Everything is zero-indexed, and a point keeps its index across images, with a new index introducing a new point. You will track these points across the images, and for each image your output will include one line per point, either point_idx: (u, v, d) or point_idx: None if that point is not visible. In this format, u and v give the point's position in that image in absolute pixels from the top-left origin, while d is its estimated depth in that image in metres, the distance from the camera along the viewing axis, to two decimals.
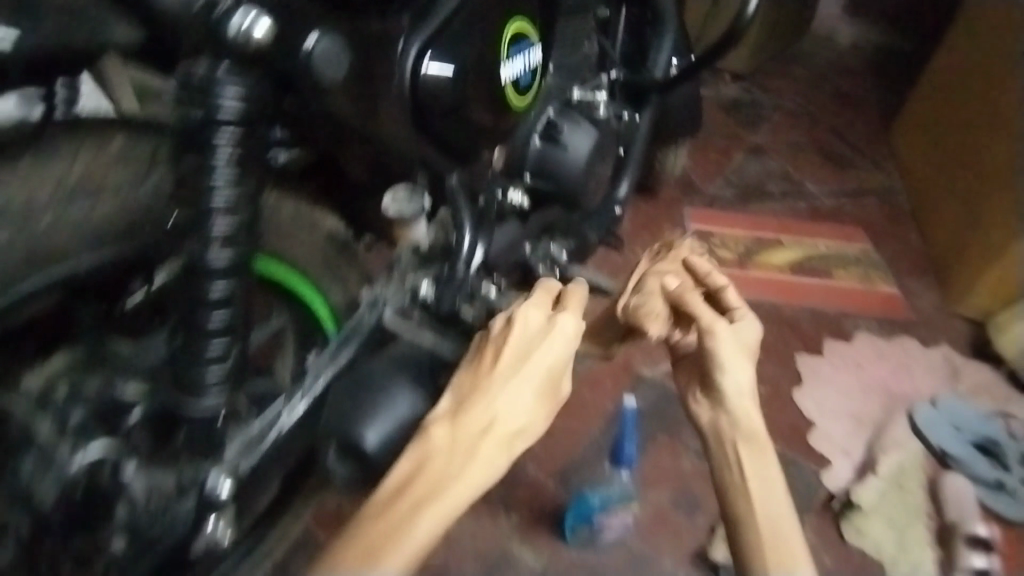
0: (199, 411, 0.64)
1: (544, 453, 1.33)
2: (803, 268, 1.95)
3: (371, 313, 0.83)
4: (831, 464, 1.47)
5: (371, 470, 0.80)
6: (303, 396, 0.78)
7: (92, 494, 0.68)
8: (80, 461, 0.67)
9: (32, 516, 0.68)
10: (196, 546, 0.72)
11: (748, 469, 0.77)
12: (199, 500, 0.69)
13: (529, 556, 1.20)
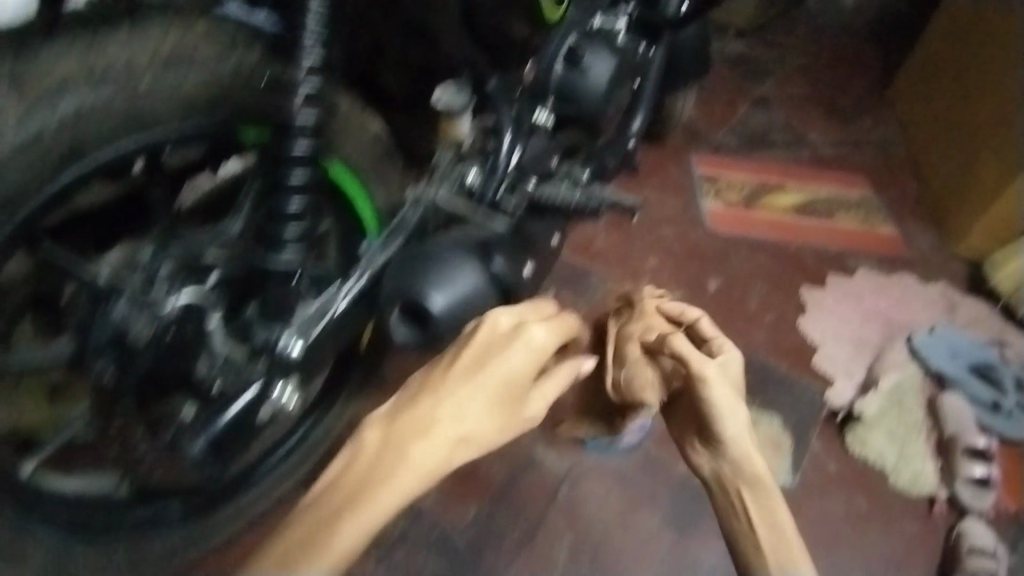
0: (278, 269, 0.73)
1: None
2: (807, 210, 2.00)
3: (414, 211, 0.89)
4: (834, 383, 1.53)
5: (434, 335, 0.79)
6: (354, 279, 0.83)
7: (181, 340, 0.72)
8: (173, 304, 0.71)
9: (120, 357, 0.71)
10: (263, 412, 0.76)
11: (754, 515, 0.79)
12: (272, 359, 0.75)
13: (552, 462, 1.25)
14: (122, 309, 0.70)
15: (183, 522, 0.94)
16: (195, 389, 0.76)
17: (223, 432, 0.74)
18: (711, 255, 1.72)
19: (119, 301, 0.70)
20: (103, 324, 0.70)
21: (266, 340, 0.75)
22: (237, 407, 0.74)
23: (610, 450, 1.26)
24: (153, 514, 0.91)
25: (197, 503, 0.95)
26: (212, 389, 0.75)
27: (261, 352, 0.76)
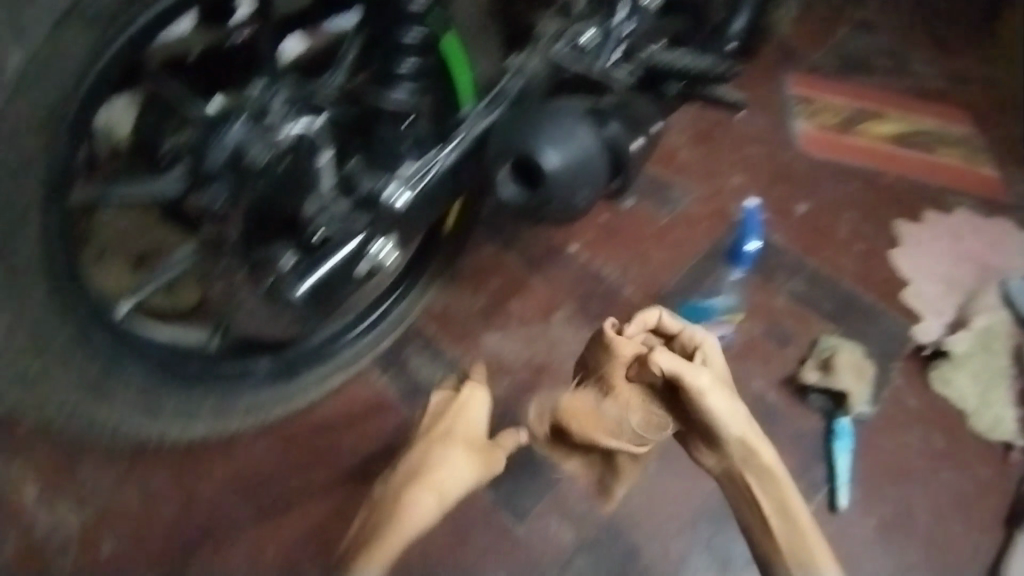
0: (388, 106, 0.80)
1: (641, 277, 1.34)
2: (905, 141, 1.67)
3: (516, 80, 0.83)
4: (921, 319, 1.40)
5: (541, 197, 0.76)
6: (453, 144, 0.79)
7: (293, 171, 0.74)
8: (289, 135, 0.72)
9: (233, 183, 0.71)
10: (361, 267, 0.80)
11: (767, 501, 0.85)
12: (377, 207, 0.76)
13: None
14: (238, 133, 0.70)
15: (265, 384, 0.93)
16: (294, 235, 0.77)
17: (322, 281, 0.77)
18: (800, 176, 1.54)
19: (236, 123, 0.70)
20: (218, 148, 0.70)
21: (372, 185, 0.78)
22: (336, 258, 0.77)
23: None
24: (235, 373, 0.89)
25: (282, 362, 0.94)
26: (314, 237, 0.76)
27: (365, 199, 0.77)
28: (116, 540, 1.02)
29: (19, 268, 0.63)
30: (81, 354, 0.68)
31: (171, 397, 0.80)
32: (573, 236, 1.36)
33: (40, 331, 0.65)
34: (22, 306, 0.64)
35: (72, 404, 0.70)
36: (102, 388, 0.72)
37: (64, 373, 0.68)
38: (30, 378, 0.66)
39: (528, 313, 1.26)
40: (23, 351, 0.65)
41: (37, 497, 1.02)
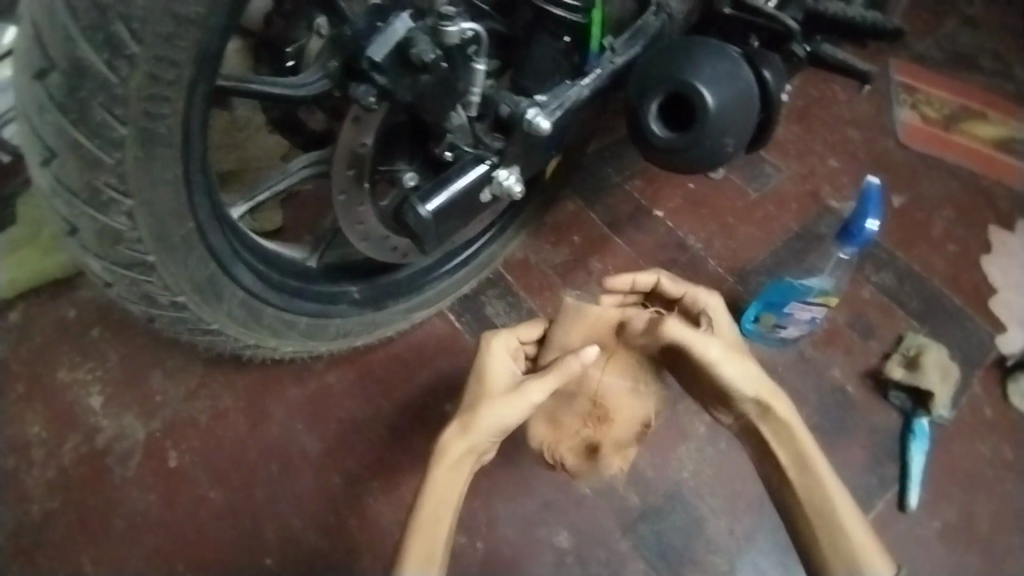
0: (552, 18, 0.79)
1: (726, 251, 1.28)
2: (1009, 147, 1.55)
3: (656, 19, 0.92)
4: (1008, 329, 1.30)
5: (694, 137, 0.87)
6: (592, 73, 0.86)
7: (449, 78, 0.70)
8: (460, 34, 0.67)
9: (394, 79, 0.67)
10: (484, 195, 0.81)
11: (787, 457, 0.78)
12: (526, 129, 0.76)
13: None
14: (404, 23, 0.65)
15: (360, 309, 0.90)
16: (423, 151, 0.80)
17: (450, 203, 0.77)
18: (896, 169, 1.47)
19: (404, 14, 0.66)
20: (386, 38, 0.65)
21: (513, 107, 0.77)
22: (464, 181, 0.78)
23: (769, 339, 1.19)
24: (332, 291, 0.86)
25: (374, 290, 0.92)
26: (446, 155, 0.79)
27: (502, 122, 0.78)
28: (181, 451, 1.03)
29: (157, 149, 0.55)
30: (196, 248, 0.64)
31: (270, 306, 0.77)
32: (658, 202, 1.31)
33: (163, 220, 0.59)
34: (151, 191, 0.57)
35: (181, 299, 0.66)
36: (211, 287, 0.68)
37: (177, 268, 0.63)
38: (148, 265, 0.62)
39: (609, 273, 1.22)
40: (144, 240, 0.59)
41: (108, 403, 1.05)
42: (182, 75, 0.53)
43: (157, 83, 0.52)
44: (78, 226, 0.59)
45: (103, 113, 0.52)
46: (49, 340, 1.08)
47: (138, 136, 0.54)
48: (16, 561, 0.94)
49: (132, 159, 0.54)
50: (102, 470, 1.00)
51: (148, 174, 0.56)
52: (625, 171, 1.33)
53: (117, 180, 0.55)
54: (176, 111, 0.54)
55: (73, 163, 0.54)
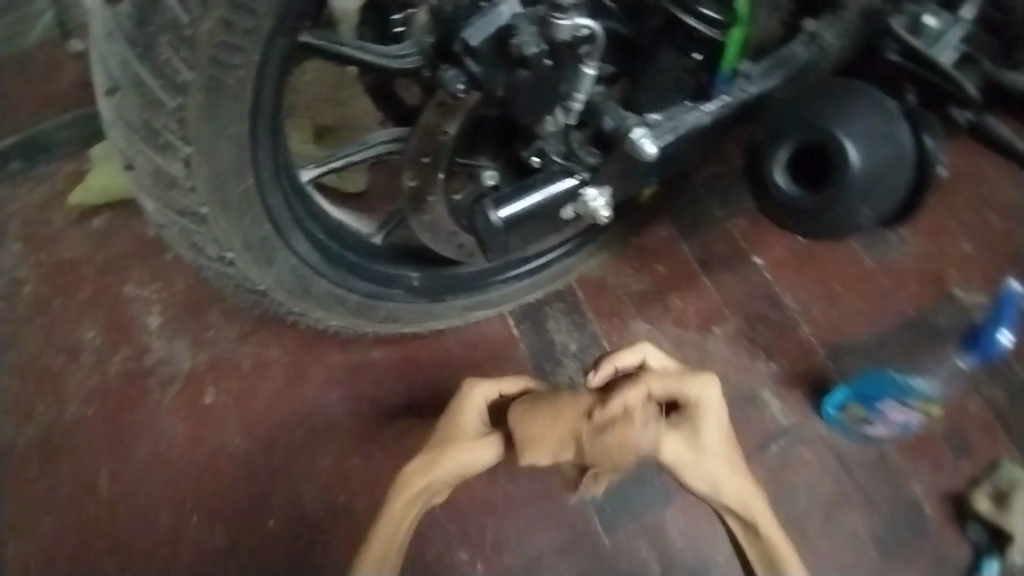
0: (685, 28, 0.70)
1: (824, 321, 1.15)
2: None
3: (804, 52, 0.87)
4: None
5: (826, 198, 0.80)
6: (715, 100, 0.79)
7: (550, 76, 0.65)
8: (572, 30, 0.62)
9: (488, 68, 0.63)
10: (566, 212, 0.76)
11: (753, 552, 0.84)
12: (630, 151, 0.71)
13: (778, 411, 1.08)
14: (510, 9, 0.61)
15: (416, 298, 0.86)
16: (509, 149, 0.77)
17: (527, 212, 0.73)
18: None
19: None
20: (487, 21, 0.61)
21: (618, 122, 0.71)
22: (549, 192, 0.74)
23: (848, 431, 1.07)
24: (391, 274, 0.82)
25: (435, 281, 0.87)
26: (533, 160, 0.75)
27: (602, 137, 0.73)
28: (218, 389, 1.02)
29: (221, 98, 0.55)
30: (252, 208, 0.62)
31: (322, 278, 0.73)
32: (759, 248, 1.19)
33: (219, 172, 0.58)
34: (210, 142, 0.56)
35: (230, 256, 0.64)
36: (264, 248, 0.65)
37: (228, 223, 0.61)
38: (199, 216, 0.60)
39: (688, 315, 1.12)
40: (197, 189, 0.58)
41: (165, 325, 1.06)
42: (259, 26, 0.53)
43: (229, 30, 0.52)
44: (136, 164, 0.58)
45: (170, 54, 0.52)
46: (124, 253, 1.10)
47: (203, 82, 0.53)
48: (44, 457, 0.97)
49: (194, 104, 0.54)
50: (142, 390, 1.02)
51: (208, 123, 0.55)
52: (730, 207, 1.22)
53: (177, 125, 0.55)
54: (248, 63, 0.54)
55: (136, 100, 0.54)
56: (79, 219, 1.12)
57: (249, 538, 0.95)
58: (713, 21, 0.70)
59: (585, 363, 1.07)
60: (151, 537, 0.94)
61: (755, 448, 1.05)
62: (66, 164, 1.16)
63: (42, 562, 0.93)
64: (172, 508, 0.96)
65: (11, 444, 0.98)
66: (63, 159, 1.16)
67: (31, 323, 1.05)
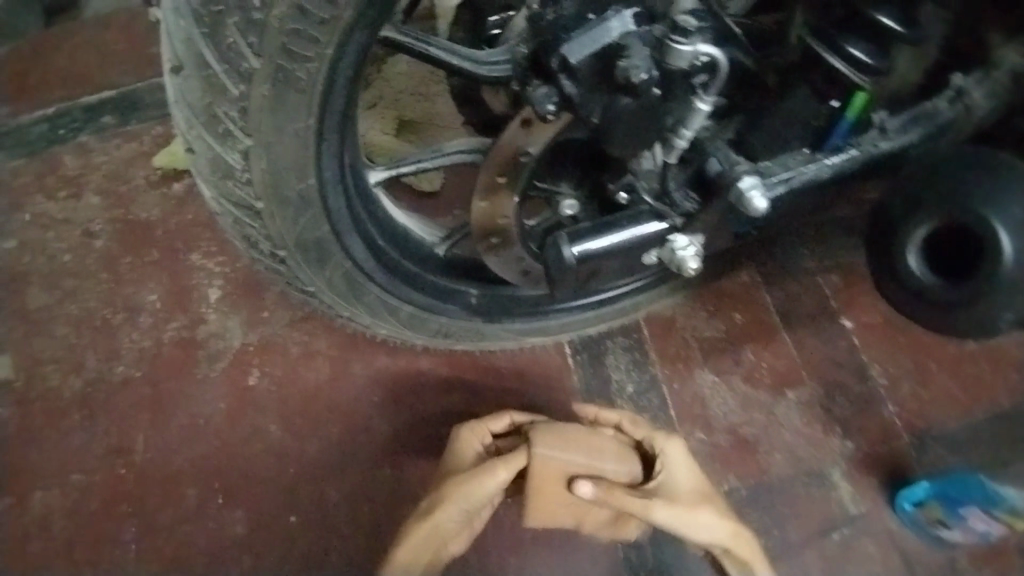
0: (828, 68, 0.63)
1: (912, 402, 1.04)
2: None
3: (953, 107, 0.74)
4: None
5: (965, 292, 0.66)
6: (832, 154, 0.71)
7: (656, 108, 0.60)
8: (690, 57, 0.56)
9: (585, 90, 0.57)
10: (649, 256, 0.69)
11: None
12: (735, 202, 0.63)
13: (846, 495, 0.98)
14: (621, 27, 0.56)
15: (471, 315, 0.81)
16: (595, 181, 0.71)
17: (603, 251, 0.66)
18: None
19: (626, 11, 0.56)
20: (592, 36, 0.55)
21: (726, 166, 0.64)
22: (633, 233, 0.67)
23: (923, 531, 0.96)
24: (450, 289, 0.79)
25: (495, 302, 0.83)
26: (620, 196, 0.70)
27: (704, 179, 0.66)
28: (263, 372, 1.00)
29: (286, 91, 0.55)
30: (311, 208, 0.62)
31: (375, 285, 0.72)
32: (851, 310, 1.09)
33: (279, 169, 0.59)
34: (271, 135, 0.57)
35: (282, 254, 0.65)
36: (317, 251, 0.65)
37: (283, 221, 0.62)
38: (255, 211, 0.62)
39: (761, 372, 1.04)
40: (254, 183, 0.59)
41: (222, 300, 1.05)
42: (336, 17, 0.53)
43: (303, 17, 0.52)
44: (195, 148, 0.59)
45: (237, 38, 0.52)
46: (195, 221, 1.11)
47: (268, 72, 0.53)
48: (86, 413, 0.98)
49: (258, 95, 0.54)
50: (191, 361, 1.01)
51: (270, 115, 0.56)
52: (824, 259, 1.12)
53: (237, 114, 0.55)
54: (320, 55, 0.54)
55: (198, 83, 0.55)
56: (158, 181, 1.13)
57: (272, 530, 0.93)
58: (861, 65, 0.62)
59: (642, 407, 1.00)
60: (175, 512, 0.93)
61: (815, 532, 0.96)
62: (155, 125, 1.18)
63: (67, 518, 0.93)
64: (200, 485, 0.95)
65: (57, 395, 0.99)
66: (152, 120, 1.18)
67: (97, 278, 1.06)
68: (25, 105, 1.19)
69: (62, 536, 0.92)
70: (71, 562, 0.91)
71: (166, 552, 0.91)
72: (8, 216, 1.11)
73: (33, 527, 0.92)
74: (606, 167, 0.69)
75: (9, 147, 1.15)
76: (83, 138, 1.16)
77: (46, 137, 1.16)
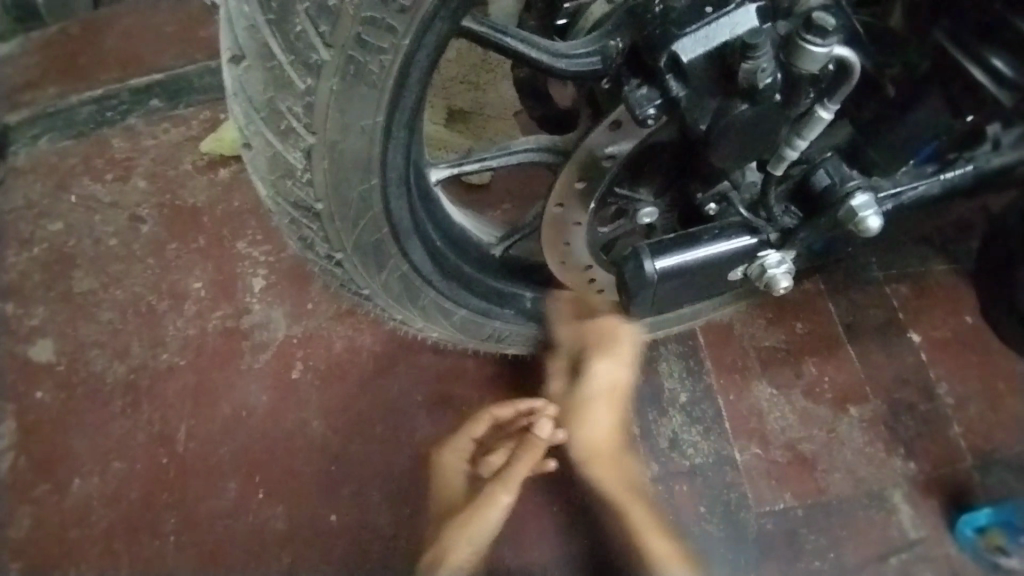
0: (963, 77, 0.54)
1: (979, 423, 0.98)
2: None
3: None
4: None
5: None
6: (947, 170, 0.66)
7: (773, 115, 0.57)
8: (823, 60, 0.52)
9: (695, 92, 0.56)
10: (735, 272, 0.69)
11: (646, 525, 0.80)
12: (849, 222, 0.63)
13: (907, 519, 0.93)
14: (746, 26, 0.54)
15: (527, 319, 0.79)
16: (680, 191, 0.68)
17: (692, 266, 0.65)
18: None
19: (751, 5, 0.54)
20: (703, 36, 0.54)
21: (835, 180, 0.64)
22: (721, 247, 0.66)
23: (986, 561, 0.91)
24: (506, 293, 0.77)
25: (548, 305, 0.80)
26: (709, 207, 0.68)
27: (807, 192, 0.66)
28: (307, 365, 0.99)
29: (356, 85, 0.52)
30: (372, 211, 0.60)
31: (432, 289, 0.70)
32: (918, 324, 1.03)
33: (344, 168, 0.56)
34: (337, 133, 0.54)
35: (339, 256, 0.63)
36: (376, 253, 0.63)
37: (343, 224, 0.60)
38: (314, 213, 0.59)
39: (821, 386, 0.99)
40: (315, 184, 0.57)
41: (267, 290, 1.03)
42: (414, 5, 0.50)
43: (380, 6, 0.49)
44: (251, 145, 0.56)
45: (306, 26, 0.50)
46: (241, 208, 1.09)
47: (339, 64, 0.51)
48: (130, 400, 0.97)
49: (326, 89, 0.52)
50: (235, 351, 1.00)
51: (339, 110, 0.53)
52: (891, 270, 1.06)
53: (302, 110, 0.53)
54: (396, 46, 0.51)
55: (260, 75, 0.52)
56: (204, 167, 1.12)
57: (313, 530, 0.91)
58: (1001, 78, 0.52)
59: (694, 418, 0.97)
60: (216, 506, 0.92)
61: (872, 557, 0.91)
62: (203, 110, 1.16)
63: (108, 505, 0.92)
64: (241, 478, 0.93)
65: (101, 379, 0.99)
66: (201, 104, 1.17)
67: (143, 263, 1.06)
68: (74, 85, 1.18)
69: (103, 524, 0.92)
70: (111, 550, 0.91)
71: (206, 545, 0.91)
72: (55, 197, 1.10)
73: (74, 513, 0.92)
74: (695, 177, 0.66)
75: (59, 128, 1.15)
76: (132, 121, 1.15)
77: (94, 118, 1.15)
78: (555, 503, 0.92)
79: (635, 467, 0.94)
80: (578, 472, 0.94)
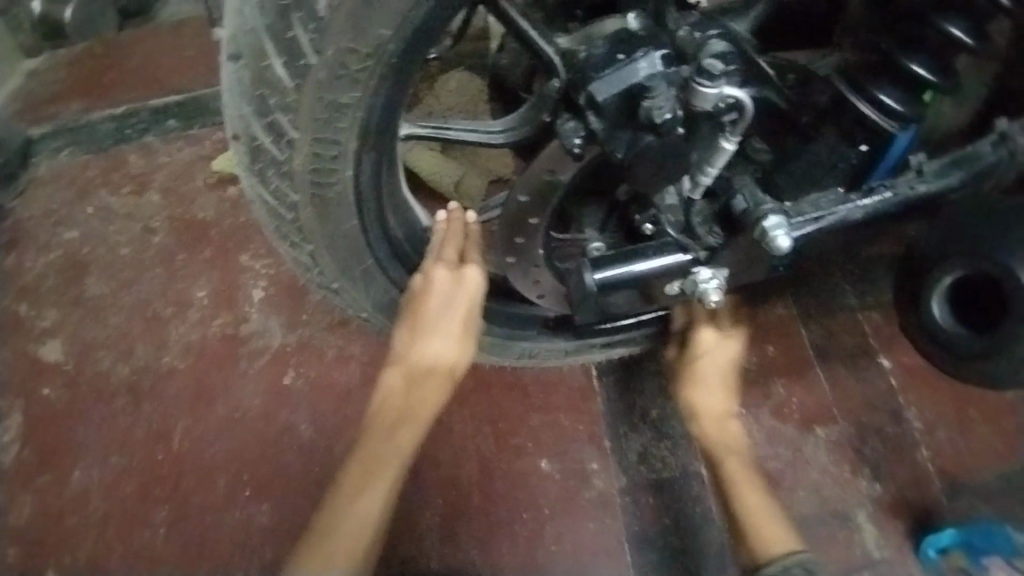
0: (856, 113, 0.66)
1: (946, 448, 1.01)
2: None
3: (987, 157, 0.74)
4: None
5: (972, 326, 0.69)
6: (866, 197, 0.71)
7: (681, 145, 0.63)
8: (714, 99, 0.60)
9: (611, 126, 0.60)
10: (673, 286, 0.74)
11: (755, 489, 0.82)
12: (764, 245, 0.67)
13: (872, 539, 0.96)
14: (646, 69, 0.59)
15: (552, 334, 0.88)
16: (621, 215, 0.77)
17: (625, 276, 0.71)
18: None
19: (654, 52, 0.59)
20: (619, 76, 0.58)
21: (750, 204, 0.69)
22: (658, 262, 0.71)
23: None
24: (527, 315, 0.86)
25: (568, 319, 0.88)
26: (646, 227, 0.75)
27: (728, 215, 0.71)
28: (298, 372, 1.04)
29: (328, 207, 0.63)
30: (376, 279, 0.72)
31: None
32: (889, 351, 1.07)
33: (342, 258, 0.68)
34: (326, 238, 0.66)
35: (366, 314, 0.76)
36: (391, 306, 0.76)
37: (359, 295, 0.73)
38: (335, 289, 0.72)
39: (790, 408, 1.03)
40: (327, 273, 0.70)
41: (266, 300, 1.10)
42: (344, 151, 0.60)
43: (319, 159, 0.59)
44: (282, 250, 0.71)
45: (277, 181, 0.61)
46: (246, 222, 1.16)
47: (308, 201, 0.62)
48: (130, 399, 1.04)
49: (306, 216, 0.63)
50: (232, 356, 1.06)
51: (321, 224, 0.65)
52: (864, 297, 1.10)
53: (296, 231, 0.65)
54: (342, 178, 0.61)
55: (266, 215, 0.65)
56: (214, 185, 1.19)
57: (296, 527, 0.96)
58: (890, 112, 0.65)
59: (665, 433, 1.00)
60: (207, 500, 0.97)
61: None
62: (214, 131, 1.24)
63: (104, 498, 0.98)
64: (231, 475, 0.99)
65: (106, 378, 1.05)
66: (214, 125, 1.24)
67: (152, 271, 1.13)
68: (98, 105, 1.27)
69: (98, 515, 0.97)
70: (104, 540, 0.96)
71: (191, 539, 0.96)
72: (73, 207, 1.18)
73: (70, 503, 0.98)
74: (633, 201, 0.75)
75: (80, 142, 1.23)
76: (148, 139, 1.24)
77: (113, 136, 1.24)
78: (526, 511, 0.96)
79: (605, 480, 0.98)
80: (550, 481, 0.97)
